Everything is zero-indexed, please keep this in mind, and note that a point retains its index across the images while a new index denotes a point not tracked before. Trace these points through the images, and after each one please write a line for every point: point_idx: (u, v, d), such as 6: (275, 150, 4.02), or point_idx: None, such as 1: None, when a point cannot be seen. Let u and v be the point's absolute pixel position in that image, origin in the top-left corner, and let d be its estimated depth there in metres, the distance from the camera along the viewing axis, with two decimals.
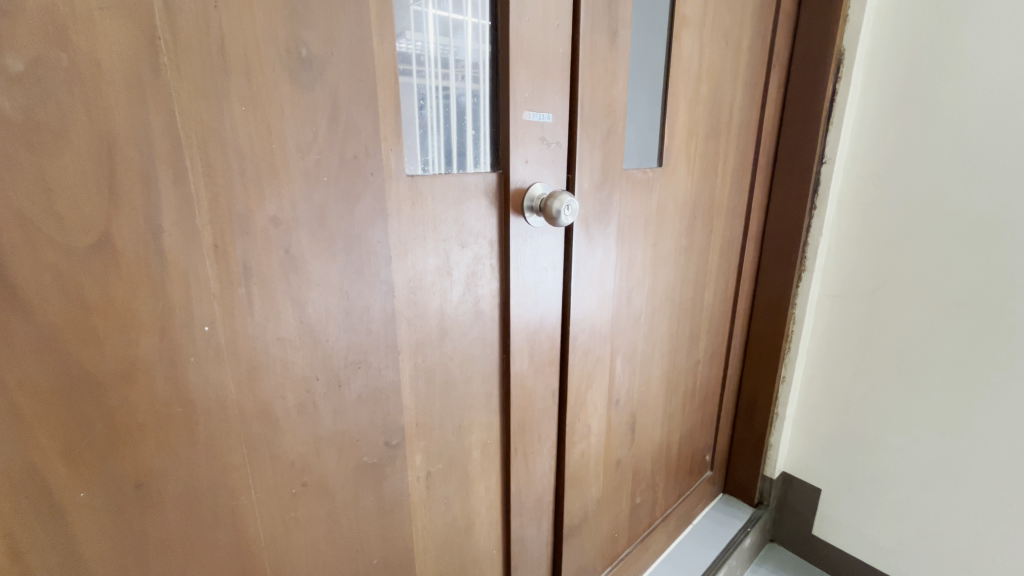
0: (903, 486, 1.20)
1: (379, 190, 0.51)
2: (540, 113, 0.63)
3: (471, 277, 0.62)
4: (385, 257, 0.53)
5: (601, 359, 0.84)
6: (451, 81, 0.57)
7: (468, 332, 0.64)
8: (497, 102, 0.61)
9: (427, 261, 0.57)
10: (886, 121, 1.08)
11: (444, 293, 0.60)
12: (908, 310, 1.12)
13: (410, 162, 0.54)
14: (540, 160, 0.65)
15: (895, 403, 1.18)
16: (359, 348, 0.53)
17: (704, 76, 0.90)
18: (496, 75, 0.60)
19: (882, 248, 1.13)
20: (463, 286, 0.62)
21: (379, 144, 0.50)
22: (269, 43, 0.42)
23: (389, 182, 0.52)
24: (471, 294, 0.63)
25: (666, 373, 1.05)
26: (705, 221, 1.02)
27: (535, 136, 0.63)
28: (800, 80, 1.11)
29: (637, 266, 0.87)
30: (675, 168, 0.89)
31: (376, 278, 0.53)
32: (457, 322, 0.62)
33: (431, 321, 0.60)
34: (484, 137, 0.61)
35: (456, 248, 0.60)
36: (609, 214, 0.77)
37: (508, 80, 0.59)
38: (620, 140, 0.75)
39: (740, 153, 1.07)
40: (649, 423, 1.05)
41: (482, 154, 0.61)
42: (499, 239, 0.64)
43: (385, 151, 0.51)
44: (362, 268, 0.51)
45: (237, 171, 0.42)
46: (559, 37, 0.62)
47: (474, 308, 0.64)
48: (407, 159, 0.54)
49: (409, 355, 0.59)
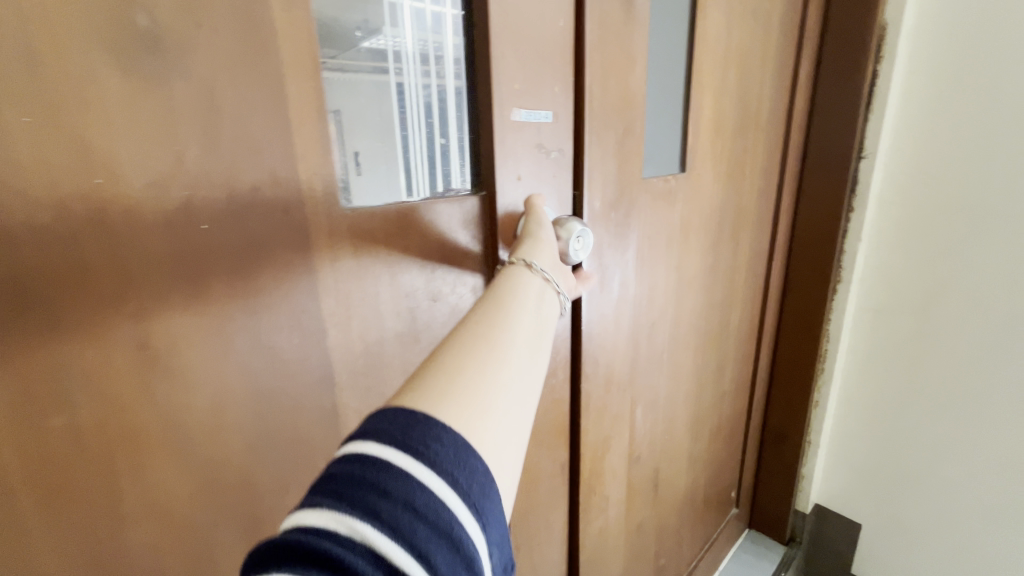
0: (960, 524, 1.05)
1: (295, 236, 0.34)
2: (535, 112, 0.46)
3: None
4: (316, 330, 0.37)
5: (619, 415, 0.68)
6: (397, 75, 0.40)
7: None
8: (471, 97, 0.44)
9: (383, 325, 0.41)
10: (934, 108, 0.93)
11: (409, 365, 0.43)
12: (962, 326, 0.97)
13: (348, 195, 0.37)
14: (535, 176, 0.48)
15: (948, 430, 1.03)
16: (282, 458, 0.37)
17: (731, 60, 0.73)
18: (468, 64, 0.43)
19: (931, 255, 0.98)
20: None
21: (291, 168, 0.33)
22: (74, 9, 0.25)
23: (314, 222, 0.35)
24: None
25: (691, 413, 0.89)
26: (731, 233, 0.86)
27: (529, 145, 0.46)
28: (834, 61, 0.94)
29: (659, 295, 0.71)
30: (700, 173, 0.72)
31: (304, 362, 0.37)
32: None
33: None
34: (455, 149, 0.44)
35: (425, 303, 0.43)
36: (627, 237, 0.60)
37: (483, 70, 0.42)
38: (638, 142, 0.58)
39: (767, 152, 0.90)
40: (673, 473, 0.89)
41: (454, 171, 0.45)
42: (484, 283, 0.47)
43: (304, 177, 0.34)
44: (276, 349, 0.35)
45: (26, 225, 0.25)
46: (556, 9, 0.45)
47: None
48: (340, 189, 0.36)
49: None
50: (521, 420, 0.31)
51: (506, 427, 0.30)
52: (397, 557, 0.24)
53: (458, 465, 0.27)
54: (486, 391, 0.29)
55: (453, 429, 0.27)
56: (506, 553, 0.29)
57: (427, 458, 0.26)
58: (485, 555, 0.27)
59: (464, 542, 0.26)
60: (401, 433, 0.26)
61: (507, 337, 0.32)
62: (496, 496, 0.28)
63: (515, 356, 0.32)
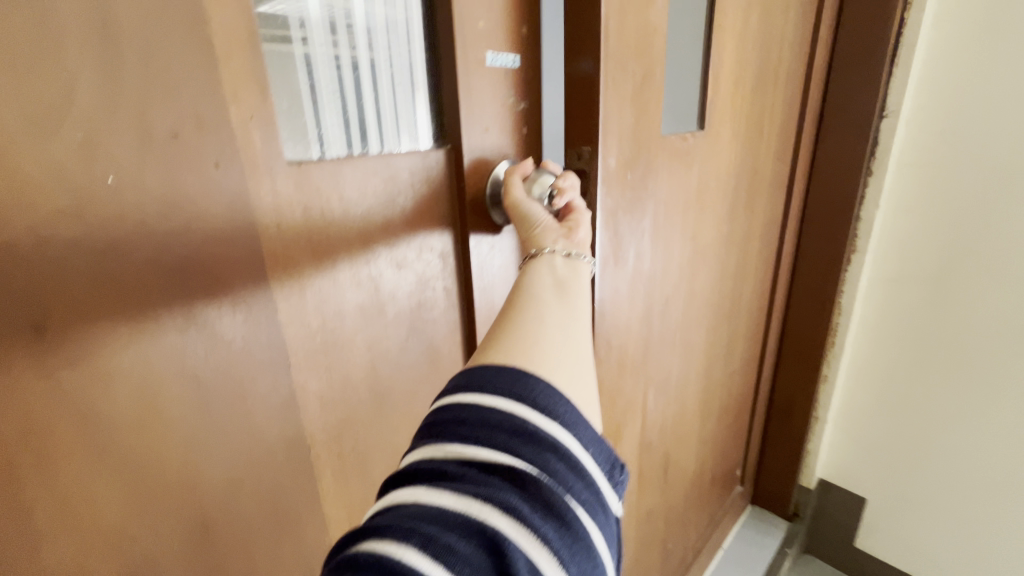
0: (969, 497, 1.03)
1: (230, 192, 0.28)
2: (502, 56, 0.40)
3: (415, 312, 0.40)
4: (264, 306, 0.31)
5: (632, 400, 0.62)
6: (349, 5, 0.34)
7: (417, 395, 0.42)
8: (432, 39, 0.38)
9: (341, 293, 0.35)
10: (964, 59, 0.85)
11: (374, 344, 0.38)
12: (982, 295, 0.92)
13: (289, 145, 0.32)
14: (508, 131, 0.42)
15: (961, 403, 0.99)
16: (237, 461, 0.32)
17: (755, 1, 0.65)
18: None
19: (952, 220, 0.92)
20: (405, 328, 0.40)
21: (218, 108, 0.27)
22: None
23: (254, 177, 0.29)
24: (419, 337, 0.41)
25: (701, 393, 0.84)
26: (747, 200, 0.80)
27: (500, 95, 0.41)
28: (858, 8, 0.86)
29: (673, 268, 0.64)
30: (718, 131, 0.65)
31: (247, 344, 0.31)
32: (397, 383, 0.40)
33: (360, 390, 0.38)
34: (410, 96, 0.38)
35: (390, 272, 0.38)
36: (643, 203, 0.53)
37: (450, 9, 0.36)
38: (657, 92, 0.50)
39: (785, 112, 0.83)
40: (683, 457, 0.84)
41: (412, 128, 0.39)
42: (454, 247, 0.42)
43: (238, 125, 0.28)
44: (212, 327, 0.29)
45: None
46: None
47: (425, 356, 0.42)
48: (283, 138, 0.31)
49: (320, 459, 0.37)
50: (571, 348, 0.34)
51: (563, 355, 0.33)
52: (484, 456, 0.27)
53: (521, 387, 0.29)
54: (537, 326, 0.34)
55: (511, 366, 0.30)
56: (599, 446, 0.31)
57: (489, 386, 0.29)
58: (576, 447, 0.30)
59: (545, 437, 0.28)
60: (465, 378, 0.30)
61: (546, 286, 0.37)
62: (569, 407, 0.31)
63: (544, 302, 0.35)
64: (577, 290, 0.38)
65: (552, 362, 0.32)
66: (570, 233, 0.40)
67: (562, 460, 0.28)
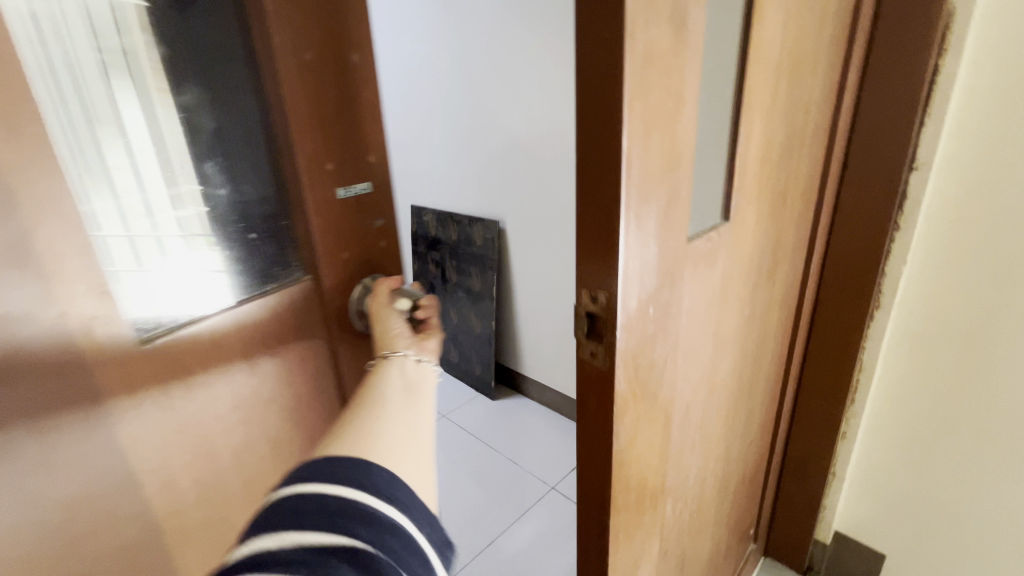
0: (997, 563, 0.97)
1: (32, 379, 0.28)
2: (353, 187, 0.43)
3: (256, 451, 0.40)
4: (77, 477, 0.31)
5: (651, 524, 0.56)
6: (87, 82, 0.30)
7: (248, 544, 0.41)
8: (276, 185, 0.39)
9: (177, 413, 0.35)
10: (1001, 109, 0.76)
11: (207, 494, 0.38)
12: (1015, 362, 0.85)
13: (119, 307, 0.31)
14: (358, 253, 0.45)
15: (990, 469, 0.93)
16: (66, 564, 0.31)
17: (784, 70, 0.58)
18: (204, 66, 0.34)
19: (985, 282, 0.84)
20: (234, 494, 0.39)
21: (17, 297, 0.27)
22: None
23: (44, 363, 0.28)
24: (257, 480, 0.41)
25: (719, 477, 0.78)
26: (770, 273, 0.73)
27: (343, 228, 0.43)
28: (886, 58, 0.79)
29: (695, 373, 0.57)
30: (744, 217, 0.58)
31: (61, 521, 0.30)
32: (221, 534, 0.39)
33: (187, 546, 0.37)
34: (254, 243, 0.39)
35: (226, 419, 0.38)
36: (670, 327, 0.47)
37: (280, 103, 0.37)
38: (685, 208, 0.43)
39: (810, 174, 0.76)
40: (700, 545, 0.78)
41: (259, 271, 0.39)
42: (300, 375, 0.42)
43: (47, 308, 0.28)
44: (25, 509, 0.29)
45: None
46: (310, 11, 0.37)
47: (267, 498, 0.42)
48: (114, 306, 0.31)
49: (179, 525, 0.37)
50: (410, 436, 0.40)
51: (408, 446, 0.39)
52: (324, 540, 0.32)
53: (361, 475, 0.35)
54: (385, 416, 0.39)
55: (365, 463, 0.36)
56: (432, 525, 0.38)
57: (325, 474, 0.34)
58: (405, 523, 0.36)
59: (377, 517, 0.34)
60: (305, 470, 0.35)
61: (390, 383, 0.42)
62: (403, 486, 0.37)
63: (388, 404, 0.41)
64: (419, 382, 0.44)
65: (393, 444, 0.38)
66: (425, 338, 0.46)
67: (398, 537, 0.34)
